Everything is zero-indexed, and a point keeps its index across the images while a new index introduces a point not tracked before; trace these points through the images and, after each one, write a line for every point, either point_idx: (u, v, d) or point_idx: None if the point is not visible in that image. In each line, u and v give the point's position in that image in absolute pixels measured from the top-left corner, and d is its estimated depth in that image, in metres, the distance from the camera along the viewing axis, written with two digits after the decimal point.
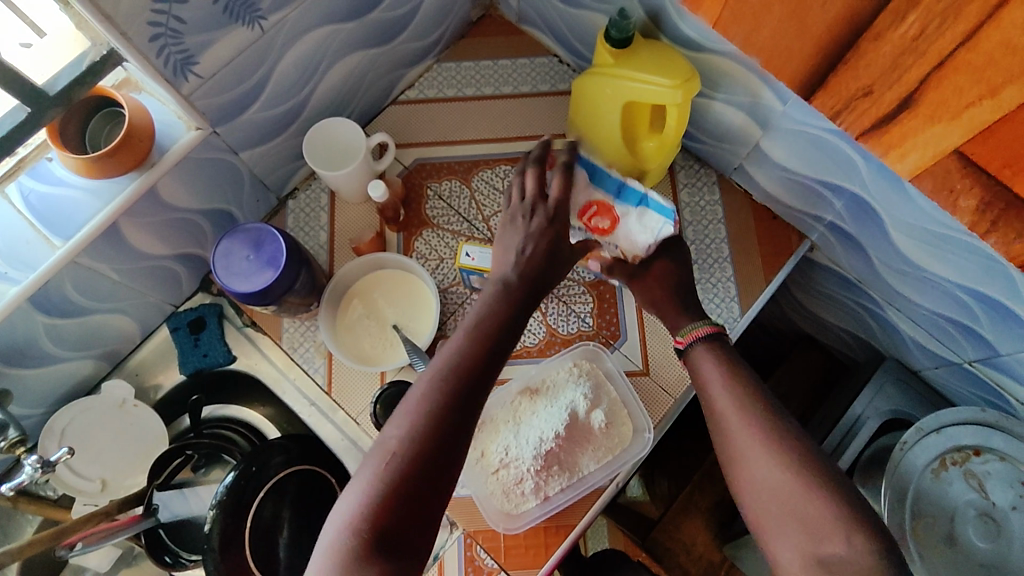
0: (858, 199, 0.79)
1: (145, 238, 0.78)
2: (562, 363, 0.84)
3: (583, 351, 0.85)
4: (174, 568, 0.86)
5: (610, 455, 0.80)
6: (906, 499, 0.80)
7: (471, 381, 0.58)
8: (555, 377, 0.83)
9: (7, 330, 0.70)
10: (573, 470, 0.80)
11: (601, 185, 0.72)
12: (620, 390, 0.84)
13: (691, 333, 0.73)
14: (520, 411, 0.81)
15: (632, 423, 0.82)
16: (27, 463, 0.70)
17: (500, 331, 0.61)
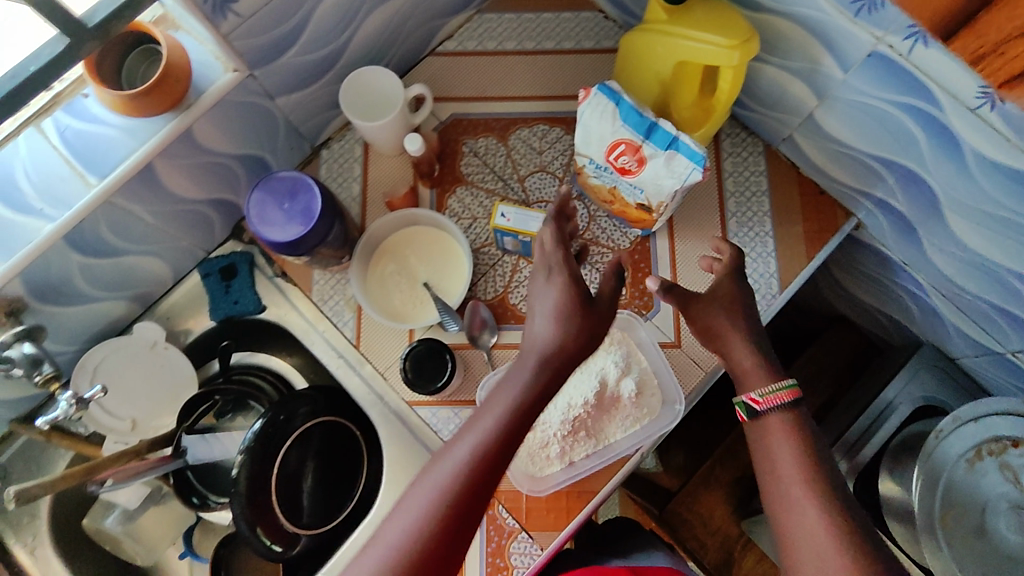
0: (913, 175, 0.76)
1: (179, 181, 0.77)
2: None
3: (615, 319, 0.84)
4: (202, 509, 0.89)
5: (636, 425, 0.80)
6: (938, 487, 0.79)
7: (474, 494, 0.58)
8: None
9: (44, 267, 0.71)
10: (599, 437, 0.79)
11: (631, 123, 0.71)
12: (651, 362, 0.82)
13: (772, 396, 0.66)
14: None
15: (661, 394, 0.81)
16: (62, 399, 0.71)
17: (512, 432, 0.61)
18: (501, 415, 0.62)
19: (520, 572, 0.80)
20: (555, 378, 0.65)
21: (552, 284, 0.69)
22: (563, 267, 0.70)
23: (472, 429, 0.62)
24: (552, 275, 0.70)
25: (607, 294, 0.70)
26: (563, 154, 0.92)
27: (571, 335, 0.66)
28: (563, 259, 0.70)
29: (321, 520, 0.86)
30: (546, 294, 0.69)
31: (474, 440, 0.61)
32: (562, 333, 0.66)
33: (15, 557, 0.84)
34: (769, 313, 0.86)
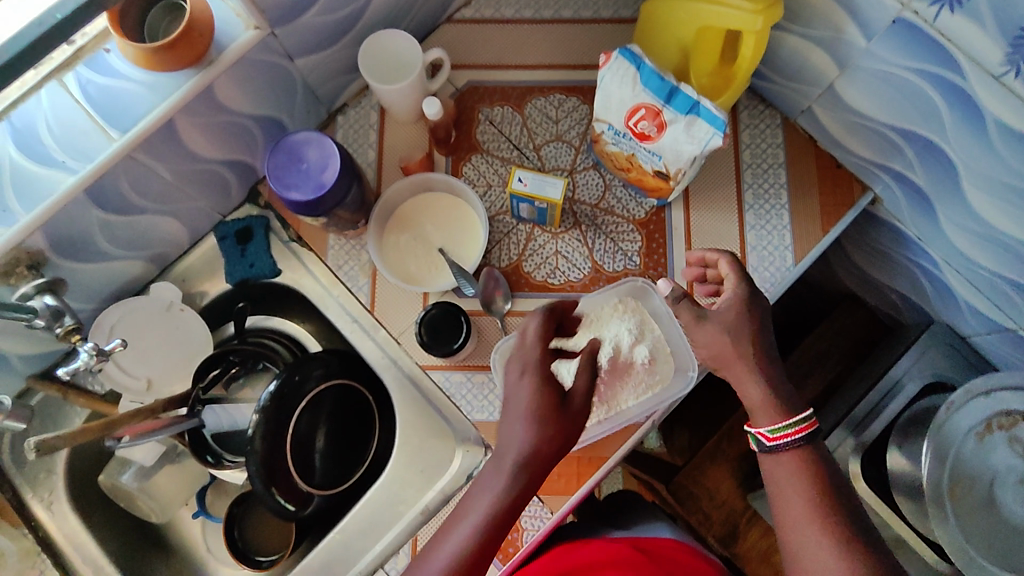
0: (933, 147, 0.75)
1: (198, 139, 0.77)
2: (608, 299, 0.83)
3: (630, 287, 0.84)
4: (216, 467, 0.89)
5: (648, 392, 0.80)
6: (946, 460, 0.79)
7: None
8: (601, 312, 0.82)
9: (65, 221, 0.71)
10: (611, 403, 0.80)
11: (651, 87, 0.71)
12: (665, 331, 0.82)
13: (783, 432, 0.66)
14: None
15: (673, 364, 0.81)
16: (83, 349, 0.72)
17: (490, 540, 0.60)
18: (477, 526, 0.60)
19: (530, 534, 0.80)
20: (534, 482, 0.62)
21: (524, 386, 0.64)
22: (540, 371, 0.65)
23: (450, 536, 0.60)
24: (525, 376, 0.65)
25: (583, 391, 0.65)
26: (580, 124, 0.91)
27: (548, 440, 0.61)
28: (537, 360, 0.65)
29: (332, 482, 0.87)
30: (516, 397, 0.64)
31: (451, 551, 0.59)
32: (536, 439, 0.61)
33: (33, 510, 0.86)
34: (784, 285, 0.85)
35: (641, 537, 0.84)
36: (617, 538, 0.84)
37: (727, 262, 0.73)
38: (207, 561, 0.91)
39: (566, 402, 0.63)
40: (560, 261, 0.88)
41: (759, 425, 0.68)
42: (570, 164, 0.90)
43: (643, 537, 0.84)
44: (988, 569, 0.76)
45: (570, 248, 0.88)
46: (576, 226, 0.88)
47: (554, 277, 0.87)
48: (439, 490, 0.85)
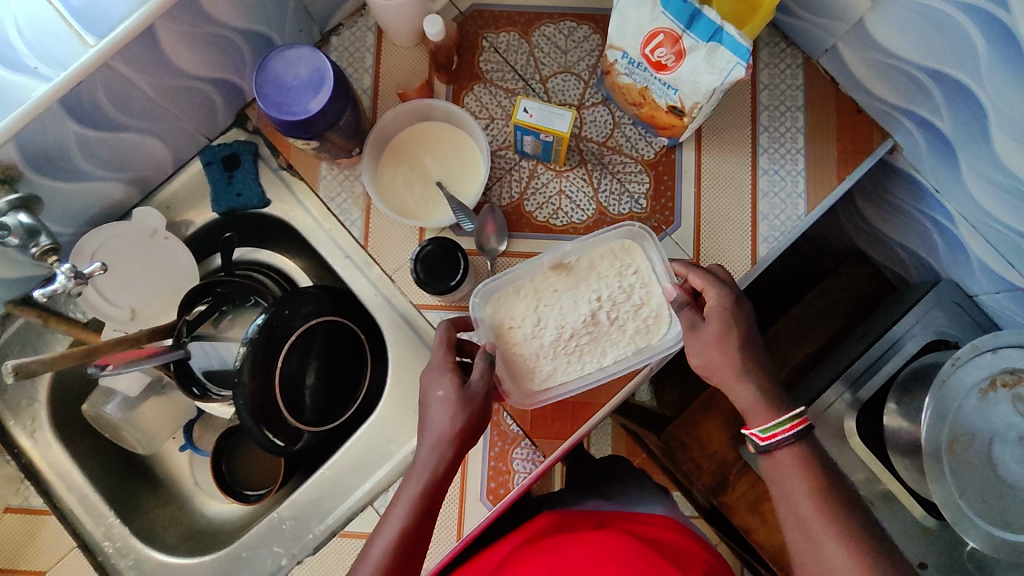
0: (966, 91, 0.71)
1: (181, 52, 0.72)
2: (601, 246, 0.77)
3: (627, 231, 0.77)
4: (202, 400, 0.86)
5: (639, 342, 0.75)
6: (948, 416, 0.77)
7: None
8: (592, 258, 0.77)
9: (39, 134, 0.66)
10: (595, 355, 0.75)
11: (672, 10, 0.66)
12: (661, 284, 0.76)
13: (776, 429, 0.66)
14: (548, 288, 0.76)
15: (666, 318, 0.75)
16: (60, 272, 0.68)
17: (421, 521, 0.63)
18: (406, 512, 0.63)
19: (521, 477, 0.79)
20: (455, 458, 0.65)
21: (439, 385, 0.66)
22: (448, 371, 0.67)
23: (385, 525, 0.63)
24: (440, 373, 0.67)
25: (486, 378, 0.67)
26: (590, 56, 0.86)
27: (463, 422, 0.64)
28: (448, 363, 0.68)
29: (321, 419, 0.85)
30: (428, 399, 0.66)
31: (389, 537, 0.62)
32: (451, 422, 0.64)
33: (15, 437, 0.84)
34: (795, 235, 0.82)
35: (642, 517, 0.87)
36: (617, 514, 0.88)
37: (696, 274, 0.71)
38: (195, 493, 0.91)
39: (480, 387, 0.66)
40: (563, 200, 0.84)
41: (753, 426, 0.68)
42: (578, 98, 0.86)
43: (643, 516, 0.88)
44: (979, 524, 0.76)
45: (573, 188, 0.84)
46: (582, 164, 0.84)
47: (557, 219, 0.83)
48: None
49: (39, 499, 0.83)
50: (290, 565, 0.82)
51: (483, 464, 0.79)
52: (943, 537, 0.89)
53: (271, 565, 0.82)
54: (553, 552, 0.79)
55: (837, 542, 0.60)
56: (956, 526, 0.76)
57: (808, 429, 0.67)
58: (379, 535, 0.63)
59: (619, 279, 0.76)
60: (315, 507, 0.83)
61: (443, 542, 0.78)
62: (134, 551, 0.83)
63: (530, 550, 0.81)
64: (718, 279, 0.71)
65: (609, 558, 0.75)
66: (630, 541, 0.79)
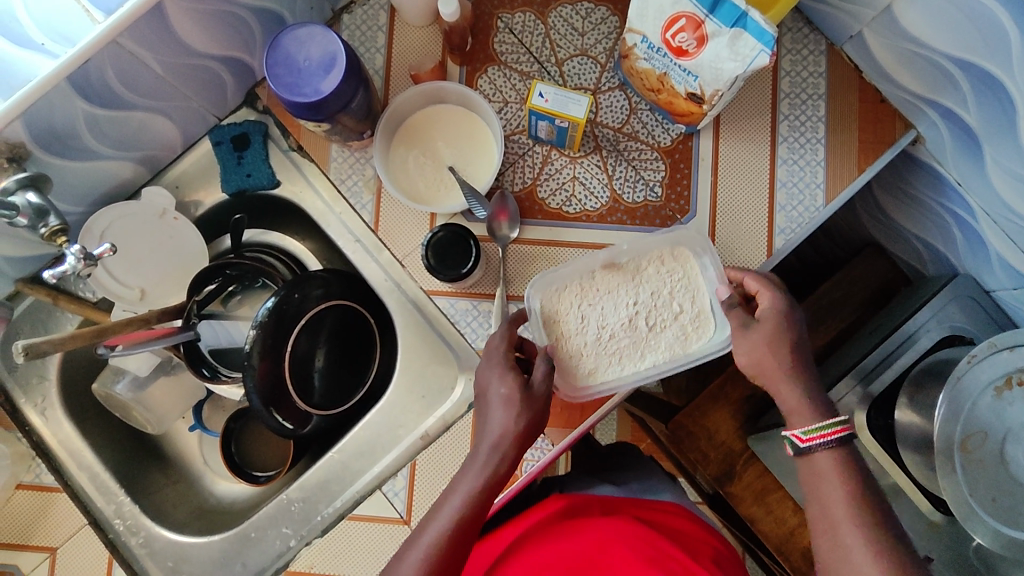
0: (994, 83, 0.70)
1: (190, 29, 0.70)
2: (656, 246, 0.76)
3: (680, 234, 0.76)
4: (212, 381, 0.85)
5: (676, 348, 0.74)
6: (961, 413, 0.76)
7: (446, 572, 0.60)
8: (645, 259, 0.76)
9: (47, 111, 0.65)
10: (647, 352, 0.74)
11: None
12: (709, 291, 0.75)
13: (819, 432, 0.65)
14: (601, 284, 0.75)
15: (712, 323, 0.74)
16: (69, 253, 0.67)
17: (476, 512, 0.63)
18: (465, 500, 0.63)
19: (529, 465, 0.79)
20: (515, 458, 0.65)
21: (501, 382, 0.66)
22: (511, 369, 0.66)
23: (441, 511, 0.63)
24: (501, 371, 0.67)
25: (547, 381, 0.66)
26: (608, 38, 0.84)
27: (526, 424, 0.64)
28: (509, 362, 0.67)
29: (332, 402, 0.85)
30: (489, 397, 0.66)
31: (441, 528, 0.62)
32: (513, 421, 0.64)
33: (25, 414, 0.84)
34: (813, 228, 0.81)
35: (647, 502, 0.88)
36: (621, 498, 0.89)
37: (753, 277, 0.71)
38: (204, 473, 0.93)
39: (543, 389, 0.66)
40: (577, 187, 0.82)
41: (794, 428, 0.67)
42: (594, 82, 0.84)
43: (648, 501, 0.88)
44: (987, 522, 0.75)
45: (587, 174, 0.83)
46: (597, 150, 0.83)
47: (570, 206, 0.82)
48: (439, 416, 0.84)
49: (50, 476, 0.84)
50: (298, 547, 0.82)
51: None
52: (951, 532, 0.89)
53: (280, 546, 0.82)
54: (561, 540, 0.78)
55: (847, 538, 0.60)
56: (964, 522, 0.75)
57: (850, 436, 0.65)
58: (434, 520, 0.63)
59: (666, 282, 0.75)
60: (324, 489, 0.84)
61: None
62: (145, 528, 0.84)
63: (533, 534, 0.82)
64: (775, 283, 0.70)
65: (618, 546, 0.75)
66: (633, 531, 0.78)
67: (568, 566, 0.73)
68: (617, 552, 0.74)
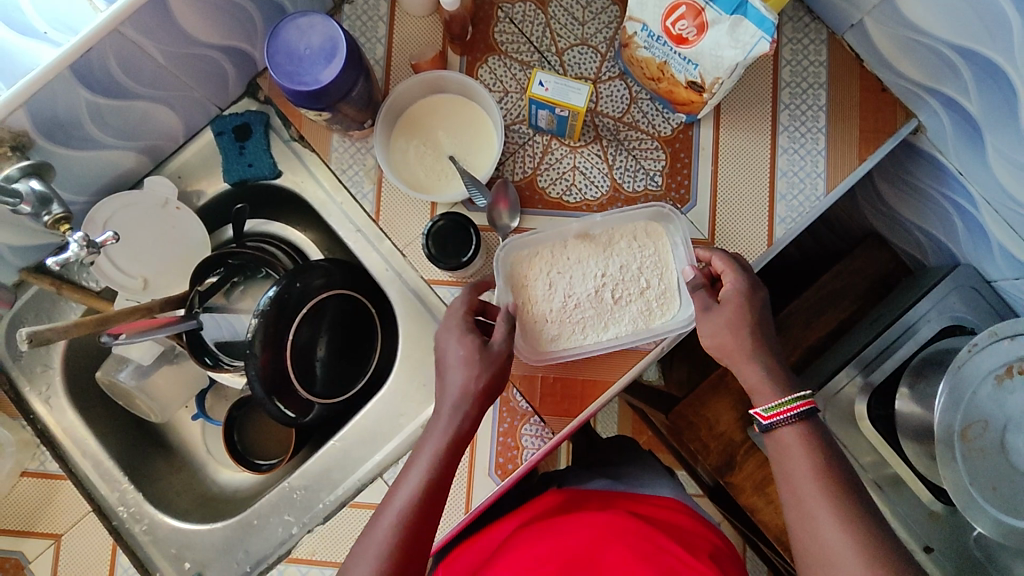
0: (995, 71, 0.69)
1: (192, 18, 0.70)
2: (630, 222, 0.79)
3: (653, 211, 0.79)
4: (214, 369, 0.87)
5: (639, 324, 0.77)
6: (961, 401, 0.76)
7: (426, 520, 0.61)
8: (617, 235, 0.79)
9: (50, 100, 0.66)
10: (610, 324, 0.77)
11: None
12: (678, 269, 0.78)
13: (783, 409, 0.67)
14: (571, 254, 0.78)
15: (677, 300, 0.77)
16: (73, 240, 0.68)
17: (445, 471, 0.63)
18: (433, 460, 0.63)
19: (530, 453, 0.79)
20: (479, 408, 0.65)
21: (460, 342, 0.66)
22: (462, 332, 0.67)
23: (410, 472, 0.64)
24: (459, 334, 0.67)
25: (505, 342, 0.66)
26: (608, 28, 0.84)
27: (487, 379, 0.64)
28: (466, 325, 0.67)
29: (334, 391, 0.86)
30: (448, 357, 0.66)
31: (415, 480, 0.63)
32: (473, 381, 0.64)
33: (30, 403, 0.85)
34: (813, 216, 0.81)
35: (645, 498, 0.88)
36: (619, 494, 0.89)
37: (719, 257, 0.72)
38: (208, 462, 0.94)
39: (502, 347, 0.66)
40: (577, 176, 0.83)
41: (758, 406, 0.69)
42: (595, 72, 0.84)
43: (646, 497, 0.88)
44: (987, 510, 0.75)
45: (588, 164, 0.83)
46: (597, 139, 0.83)
47: (570, 195, 0.82)
48: None
49: (55, 464, 0.85)
50: (301, 534, 0.83)
51: (491, 439, 0.79)
52: (951, 522, 0.89)
53: (283, 533, 0.83)
54: (561, 531, 0.79)
55: (844, 524, 0.60)
56: (964, 511, 0.75)
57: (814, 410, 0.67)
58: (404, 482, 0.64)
59: (636, 257, 0.78)
60: (326, 477, 0.84)
61: (451, 515, 0.79)
62: (148, 516, 0.84)
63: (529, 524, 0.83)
64: (739, 264, 0.72)
65: (619, 538, 0.77)
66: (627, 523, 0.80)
67: (569, 557, 0.75)
68: (618, 543, 0.76)
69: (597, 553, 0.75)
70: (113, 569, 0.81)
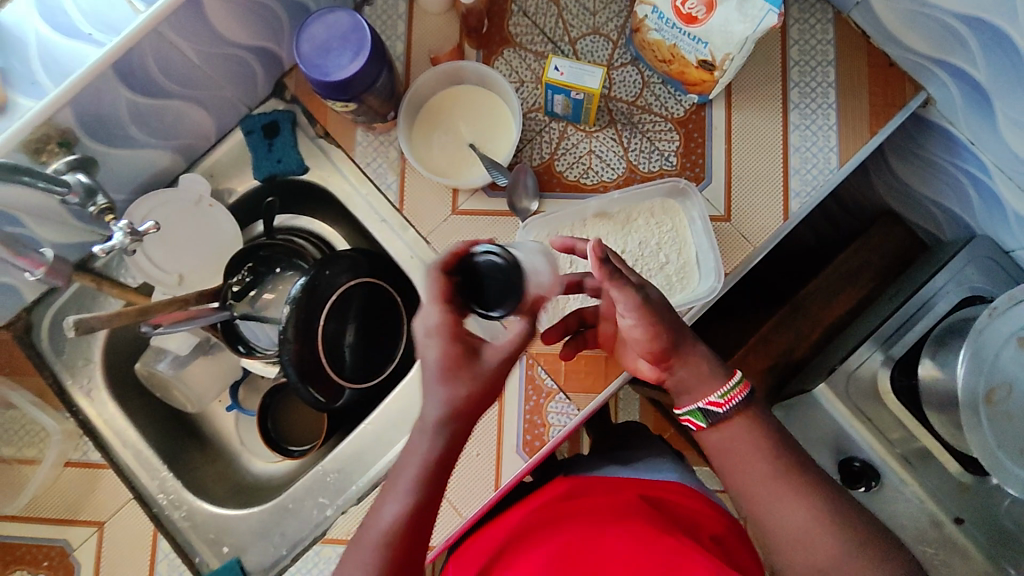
0: (1001, 36, 0.72)
1: (225, 18, 0.75)
2: (647, 200, 0.82)
3: (670, 186, 0.81)
4: (249, 357, 0.90)
5: None
6: (985, 364, 0.77)
7: (441, 471, 0.59)
8: (634, 213, 0.82)
9: (95, 98, 0.70)
10: None
11: None
12: (696, 245, 0.81)
13: (730, 397, 0.69)
14: (591, 232, 0.82)
15: (697, 274, 0.80)
16: (117, 229, 0.72)
17: (431, 493, 0.59)
18: (415, 482, 0.58)
19: (556, 430, 0.81)
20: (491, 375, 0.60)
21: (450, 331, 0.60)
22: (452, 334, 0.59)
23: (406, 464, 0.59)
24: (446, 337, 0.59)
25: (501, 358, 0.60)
26: (619, 16, 0.87)
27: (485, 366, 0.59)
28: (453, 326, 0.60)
29: (364, 376, 0.89)
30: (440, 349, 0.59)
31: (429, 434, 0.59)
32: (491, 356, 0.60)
33: (73, 396, 0.88)
34: (829, 189, 0.82)
35: (646, 481, 0.86)
36: (621, 478, 0.87)
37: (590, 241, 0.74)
38: (241, 454, 0.96)
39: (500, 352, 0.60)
40: (594, 159, 0.85)
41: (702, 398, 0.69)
42: (607, 58, 0.87)
43: (650, 479, 0.86)
44: (1016, 472, 0.75)
45: (604, 148, 0.85)
46: (612, 123, 0.85)
47: (588, 178, 0.85)
48: None
49: (97, 453, 0.88)
50: (335, 516, 0.85)
51: (518, 418, 0.81)
52: (980, 493, 0.89)
53: (317, 515, 0.85)
54: (563, 520, 0.77)
55: None
56: (994, 475, 0.75)
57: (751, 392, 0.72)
58: (385, 505, 0.59)
59: (654, 234, 0.81)
60: (358, 460, 0.86)
61: (481, 492, 0.80)
62: (187, 503, 0.87)
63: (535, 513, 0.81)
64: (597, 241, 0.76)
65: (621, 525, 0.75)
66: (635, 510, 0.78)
67: (574, 547, 0.73)
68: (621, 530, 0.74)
69: (608, 543, 0.73)
70: (154, 557, 0.83)
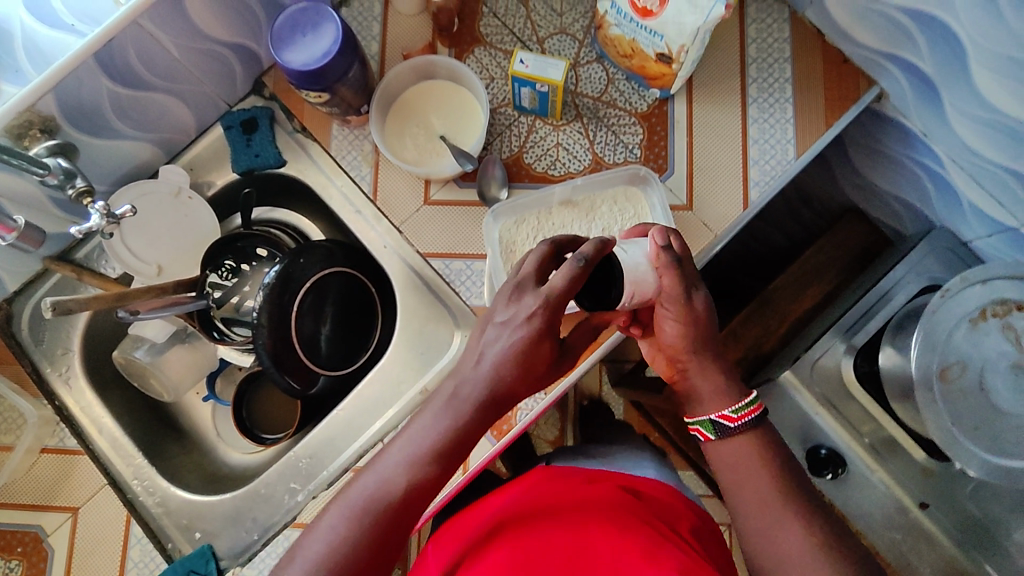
0: (943, 28, 0.75)
1: (204, 14, 0.78)
2: (610, 189, 0.85)
3: (630, 174, 0.84)
4: (222, 343, 0.92)
5: None
6: (937, 345, 0.79)
7: (459, 441, 0.61)
8: (598, 202, 0.84)
9: (76, 87, 0.73)
10: None
11: None
12: None
13: (746, 412, 0.70)
14: (558, 219, 0.84)
15: None
16: (94, 210, 0.76)
17: (447, 457, 0.60)
18: (429, 442, 0.60)
19: (523, 415, 0.81)
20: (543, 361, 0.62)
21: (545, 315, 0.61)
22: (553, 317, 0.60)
23: (427, 423, 0.61)
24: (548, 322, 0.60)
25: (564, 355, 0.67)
26: (584, 17, 0.91)
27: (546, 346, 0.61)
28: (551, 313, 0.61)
29: (336, 365, 0.90)
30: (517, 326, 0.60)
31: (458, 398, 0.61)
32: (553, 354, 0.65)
33: (51, 383, 0.90)
34: (787, 179, 0.85)
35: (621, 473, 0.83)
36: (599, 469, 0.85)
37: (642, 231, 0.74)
38: (218, 444, 0.97)
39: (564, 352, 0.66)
40: (561, 152, 0.88)
41: (719, 412, 0.70)
42: (574, 56, 0.90)
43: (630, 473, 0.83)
44: (972, 449, 0.77)
45: (571, 140, 0.88)
46: (578, 118, 0.89)
47: (556, 169, 0.88)
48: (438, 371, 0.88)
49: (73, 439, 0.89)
50: (306, 500, 0.86)
51: None
52: (945, 477, 0.90)
53: (289, 501, 0.86)
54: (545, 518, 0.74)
55: None
56: (950, 453, 0.77)
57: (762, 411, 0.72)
58: (392, 454, 0.61)
59: (617, 220, 0.83)
60: (331, 446, 0.88)
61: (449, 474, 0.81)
62: (160, 489, 0.88)
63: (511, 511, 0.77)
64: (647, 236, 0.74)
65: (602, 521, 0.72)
66: (610, 503, 0.75)
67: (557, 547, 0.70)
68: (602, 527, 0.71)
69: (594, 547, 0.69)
70: (127, 542, 0.86)
